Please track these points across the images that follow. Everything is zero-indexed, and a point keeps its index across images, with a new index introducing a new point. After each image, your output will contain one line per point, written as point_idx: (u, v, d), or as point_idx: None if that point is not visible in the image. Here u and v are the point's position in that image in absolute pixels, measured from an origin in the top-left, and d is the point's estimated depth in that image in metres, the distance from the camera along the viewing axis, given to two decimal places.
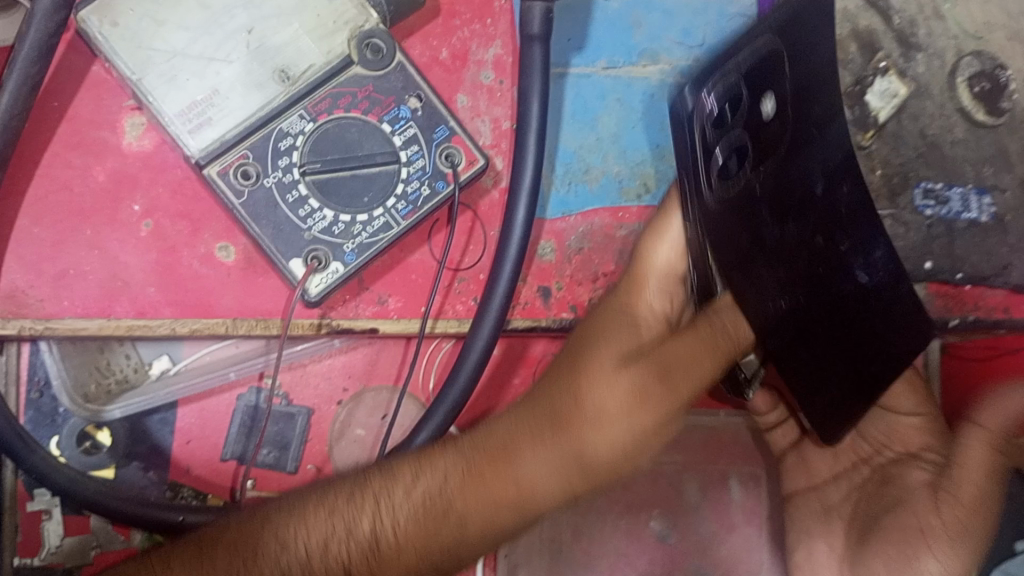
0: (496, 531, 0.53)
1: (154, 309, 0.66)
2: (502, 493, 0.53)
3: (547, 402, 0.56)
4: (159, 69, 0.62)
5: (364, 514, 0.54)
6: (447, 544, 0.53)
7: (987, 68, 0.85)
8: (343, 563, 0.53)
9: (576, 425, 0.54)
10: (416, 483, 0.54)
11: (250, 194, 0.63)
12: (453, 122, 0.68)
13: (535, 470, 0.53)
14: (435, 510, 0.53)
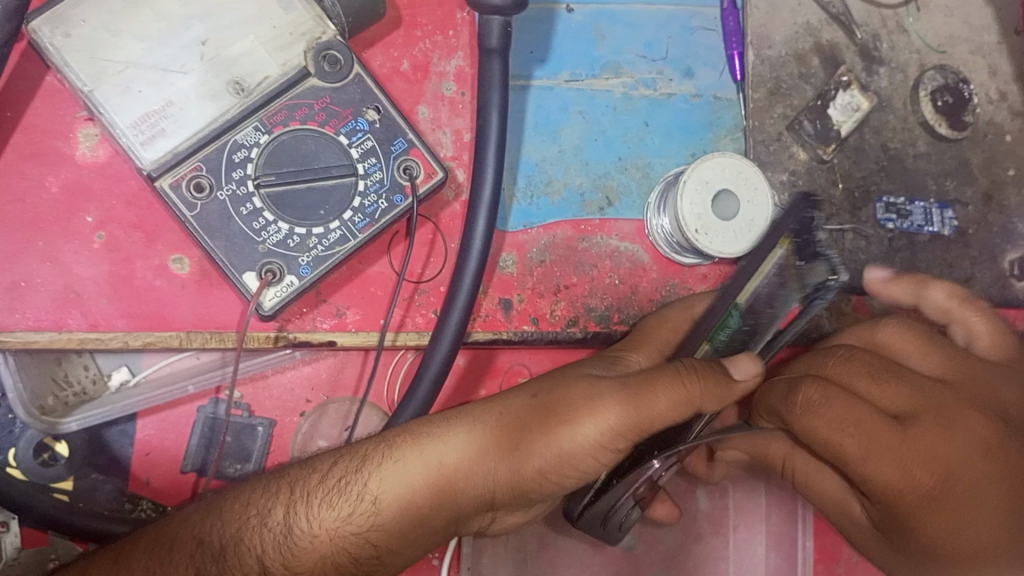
0: (418, 522, 0.57)
1: (107, 321, 0.65)
2: (422, 474, 0.57)
3: (513, 417, 0.59)
4: (113, 81, 0.62)
5: (276, 505, 0.56)
6: (367, 533, 0.56)
7: (950, 82, 0.85)
8: (257, 559, 0.55)
9: (528, 422, 0.58)
10: (336, 471, 0.57)
11: (203, 207, 0.63)
12: (412, 135, 0.67)
13: (465, 453, 0.57)
14: (357, 495, 0.56)
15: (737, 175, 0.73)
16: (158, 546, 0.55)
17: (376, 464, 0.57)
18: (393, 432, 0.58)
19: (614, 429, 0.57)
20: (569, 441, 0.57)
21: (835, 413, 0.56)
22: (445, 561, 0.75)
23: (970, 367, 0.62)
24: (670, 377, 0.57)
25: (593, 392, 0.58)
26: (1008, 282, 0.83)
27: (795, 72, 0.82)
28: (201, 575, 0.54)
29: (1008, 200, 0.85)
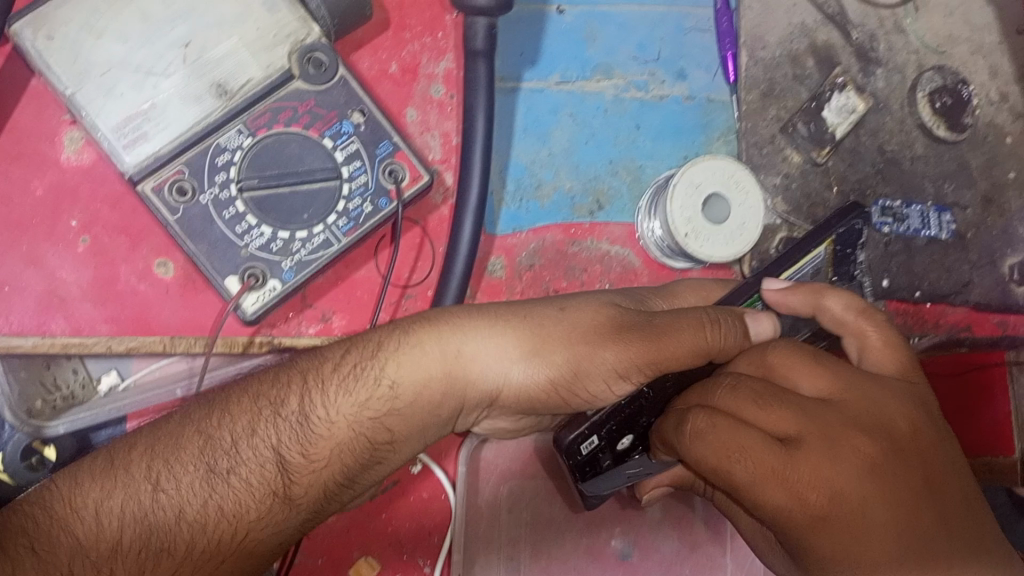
0: (429, 410, 0.56)
1: (91, 325, 0.65)
2: (440, 370, 0.55)
3: (518, 328, 0.56)
4: (94, 82, 0.61)
5: (290, 395, 0.54)
6: (382, 417, 0.54)
7: (948, 83, 0.84)
8: (270, 447, 0.52)
9: (531, 340, 0.56)
10: (341, 362, 0.55)
11: (185, 210, 0.62)
12: (397, 138, 0.67)
13: (492, 362, 0.56)
14: (365, 381, 0.54)
15: (729, 179, 0.72)
16: (166, 438, 0.52)
17: (392, 352, 0.55)
18: (411, 326, 0.56)
19: (620, 364, 0.55)
20: (588, 365, 0.56)
21: (725, 443, 0.50)
22: (436, 568, 0.79)
23: (859, 387, 0.53)
24: (687, 326, 0.55)
25: (612, 323, 0.56)
26: (1007, 287, 0.82)
27: (790, 73, 0.81)
28: (213, 472, 0.51)
29: (1009, 203, 0.84)
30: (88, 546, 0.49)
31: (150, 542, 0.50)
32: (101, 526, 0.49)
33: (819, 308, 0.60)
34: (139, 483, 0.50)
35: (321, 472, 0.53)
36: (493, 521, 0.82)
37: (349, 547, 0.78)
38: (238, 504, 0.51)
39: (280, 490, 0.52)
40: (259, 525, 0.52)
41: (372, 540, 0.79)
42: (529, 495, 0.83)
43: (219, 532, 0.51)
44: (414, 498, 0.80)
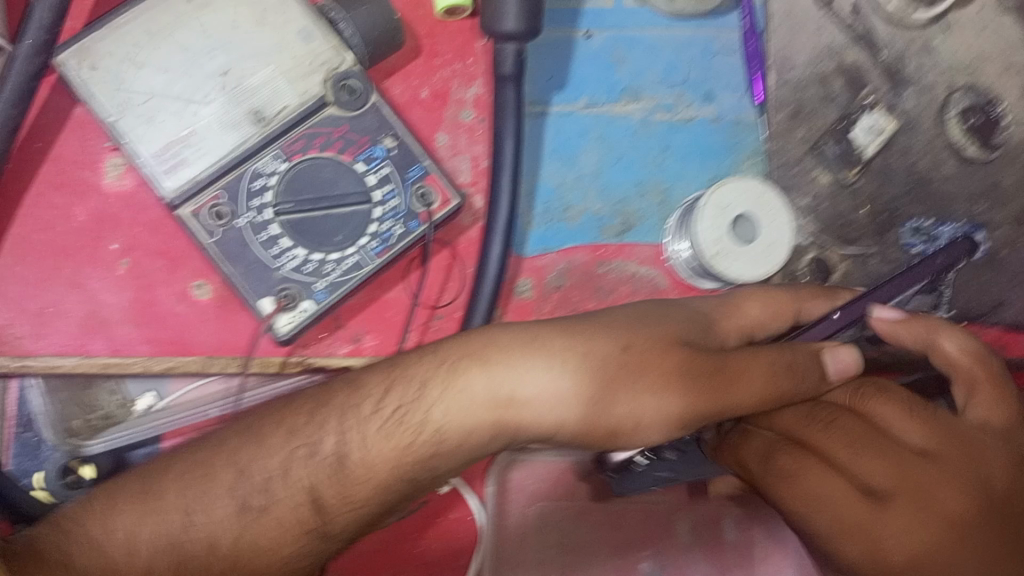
0: (477, 441, 0.55)
1: (130, 346, 0.67)
2: (487, 414, 0.54)
3: (578, 357, 0.54)
4: (136, 112, 0.63)
5: (329, 427, 0.56)
6: (424, 458, 0.55)
7: (980, 102, 0.83)
8: (305, 483, 0.55)
9: (589, 373, 0.54)
10: (387, 390, 0.56)
11: (223, 234, 0.64)
12: (428, 161, 0.67)
13: (546, 399, 0.54)
14: (410, 421, 0.55)
15: (758, 200, 0.73)
16: (196, 474, 0.55)
17: (443, 392, 0.55)
18: (444, 350, 0.56)
19: (684, 413, 0.54)
20: (617, 410, 0.54)
21: (803, 487, 0.56)
22: None
23: (952, 440, 0.56)
24: (760, 369, 0.55)
25: (681, 366, 0.54)
26: None
27: (818, 94, 0.81)
28: (245, 507, 0.55)
29: None
30: (121, 571, 0.54)
31: (182, 568, 0.54)
32: (134, 554, 0.54)
33: (932, 348, 0.61)
34: (172, 511, 0.54)
35: (357, 506, 0.55)
36: (523, 543, 0.82)
37: (377, 567, 0.79)
38: (269, 537, 0.55)
39: (316, 526, 0.56)
40: (297, 555, 0.56)
41: (402, 560, 0.80)
42: (559, 516, 0.83)
43: (257, 562, 0.55)
44: (444, 517, 0.81)
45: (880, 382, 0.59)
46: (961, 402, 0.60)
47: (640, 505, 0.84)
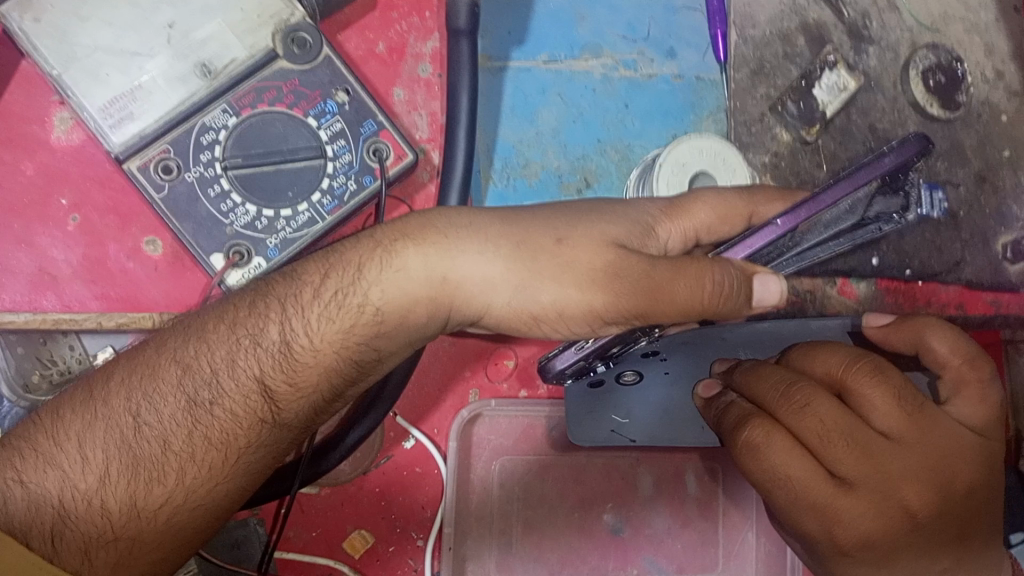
0: (408, 321, 0.56)
1: (81, 303, 0.66)
2: (426, 285, 0.55)
3: (511, 236, 0.56)
4: (81, 64, 0.62)
5: (270, 323, 0.56)
6: (363, 337, 0.56)
7: (942, 61, 0.83)
8: (254, 377, 0.55)
9: (514, 256, 0.55)
10: (320, 289, 0.56)
11: (171, 189, 0.63)
12: (381, 117, 0.67)
13: (472, 271, 0.55)
14: (348, 307, 0.55)
15: (717, 157, 0.73)
16: (143, 373, 0.55)
17: (375, 271, 0.56)
18: (382, 232, 0.57)
19: (606, 312, 0.55)
20: (552, 295, 0.55)
21: (775, 462, 0.59)
22: (430, 540, 0.80)
23: (927, 435, 0.60)
24: (685, 280, 0.54)
25: (611, 265, 0.54)
26: (1000, 265, 0.83)
27: (780, 52, 0.81)
28: (195, 402, 0.55)
29: (1003, 181, 0.83)
30: (76, 477, 0.52)
31: (139, 470, 0.54)
32: (87, 459, 0.53)
33: (921, 345, 0.67)
34: (120, 413, 0.54)
35: (305, 394, 0.56)
36: (486, 497, 0.83)
37: (341, 523, 0.80)
38: (223, 430, 0.55)
39: (267, 415, 0.56)
40: (249, 451, 0.56)
41: (365, 516, 0.80)
42: (521, 472, 0.84)
43: (210, 458, 0.55)
44: (407, 473, 0.81)
45: (872, 363, 0.61)
46: (946, 395, 0.66)
47: (603, 460, 0.85)
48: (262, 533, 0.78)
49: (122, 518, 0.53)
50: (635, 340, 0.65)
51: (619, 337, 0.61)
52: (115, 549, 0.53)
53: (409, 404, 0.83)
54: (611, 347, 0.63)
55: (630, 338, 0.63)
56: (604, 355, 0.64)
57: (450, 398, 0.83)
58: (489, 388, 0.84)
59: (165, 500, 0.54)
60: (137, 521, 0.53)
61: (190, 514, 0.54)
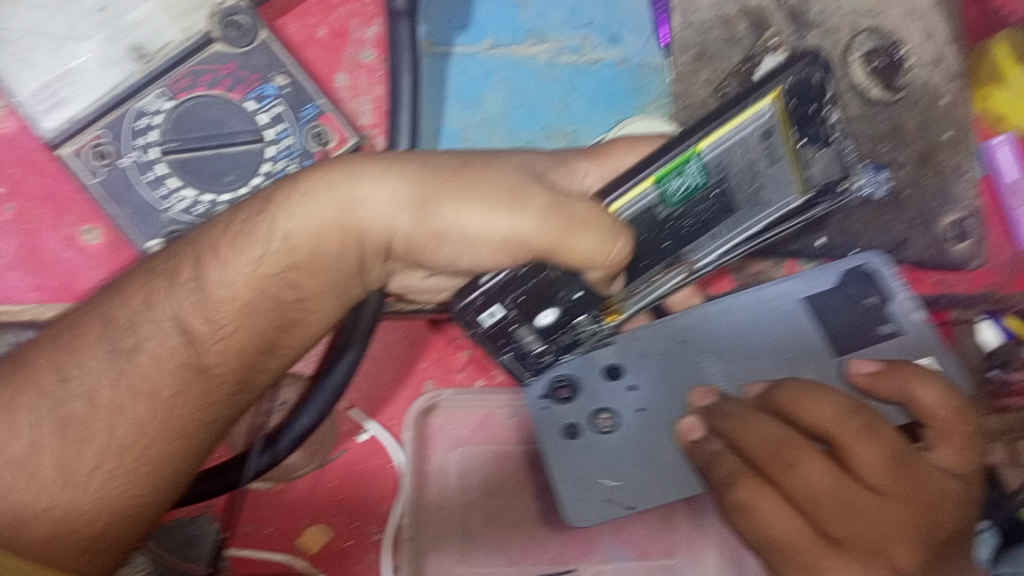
0: (322, 255, 0.59)
1: (18, 293, 0.66)
2: (335, 217, 0.59)
3: (416, 173, 0.60)
4: (12, 50, 0.62)
5: (187, 264, 0.59)
6: (280, 270, 0.59)
7: (882, 44, 0.84)
8: (173, 321, 0.58)
9: (425, 189, 0.60)
10: (233, 238, 0.59)
11: (107, 174, 0.64)
12: (322, 100, 0.67)
13: (380, 202, 0.59)
14: (267, 244, 0.59)
15: None
16: (69, 339, 0.58)
17: (285, 207, 0.59)
18: (303, 177, 0.60)
19: (508, 236, 0.59)
20: (449, 220, 0.59)
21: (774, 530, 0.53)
22: (387, 533, 0.79)
23: (922, 493, 0.55)
24: (588, 239, 0.58)
25: (511, 191, 0.60)
26: (943, 245, 0.84)
27: (721, 37, 0.79)
28: (118, 354, 0.58)
29: (943, 163, 0.83)
30: (8, 445, 0.55)
31: (67, 431, 0.56)
32: (17, 426, 0.55)
33: (904, 395, 0.65)
34: (47, 375, 0.57)
35: (228, 334, 0.59)
36: (442, 489, 0.81)
37: (297, 517, 0.79)
38: (149, 380, 0.57)
39: (189, 361, 0.58)
40: (178, 403, 0.58)
41: (321, 509, 0.79)
42: (477, 461, 0.82)
43: (137, 414, 0.57)
44: (363, 466, 0.81)
45: (865, 417, 0.58)
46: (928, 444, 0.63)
47: None
48: (214, 529, 0.76)
49: (55, 485, 0.55)
50: (560, 307, 0.66)
51: (534, 287, 0.63)
52: (49, 519, 0.54)
53: (362, 395, 0.82)
54: (530, 305, 0.64)
55: (553, 297, 0.64)
56: (531, 321, 0.65)
57: (405, 388, 0.83)
58: (445, 377, 0.84)
59: (97, 461, 0.56)
60: (69, 489, 0.55)
61: (122, 477, 0.56)
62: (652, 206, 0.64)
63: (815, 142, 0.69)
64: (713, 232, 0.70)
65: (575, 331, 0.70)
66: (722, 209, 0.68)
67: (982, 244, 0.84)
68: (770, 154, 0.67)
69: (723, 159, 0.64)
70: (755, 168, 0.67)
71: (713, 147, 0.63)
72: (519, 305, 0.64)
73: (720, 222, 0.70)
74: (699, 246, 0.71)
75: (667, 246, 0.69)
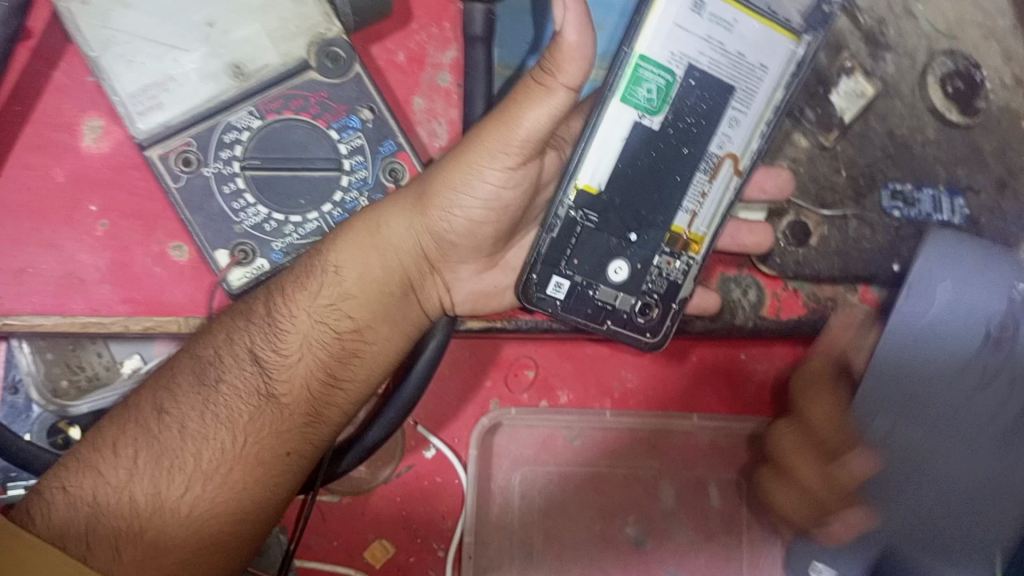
0: (377, 290, 0.68)
1: (108, 306, 0.68)
2: (369, 243, 0.67)
3: (413, 182, 0.68)
4: (120, 50, 0.65)
5: (257, 304, 0.66)
6: (338, 299, 0.67)
7: (961, 67, 0.82)
8: (246, 353, 0.65)
9: (411, 194, 0.67)
10: (293, 280, 0.66)
11: (188, 180, 0.66)
12: (402, 138, 0.70)
13: (398, 222, 0.67)
14: (321, 276, 0.66)
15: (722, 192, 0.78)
16: (165, 380, 0.64)
17: (331, 244, 0.67)
18: (337, 229, 0.67)
19: (511, 166, 0.64)
20: (448, 186, 0.65)
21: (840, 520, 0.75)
22: (450, 551, 0.79)
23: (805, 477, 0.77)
24: (528, 105, 0.61)
25: (467, 143, 0.64)
26: None
27: None
28: (205, 385, 0.64)
29: (1023, 187, 0.82)
30: (108, 474, 0.60)
31: (161, 461, 0.61)
32: (118, 457, 0.61)
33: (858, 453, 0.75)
34: (147, 413, 0.63)
35: (294, 365, 0.66)
36: (507, 506, 0.83)
37: (363, 531, 0.79)
38: (229, 409, 0.64)
39: (262, 390, 0.65)
40: (253, 430, 0.64)
41: (386, 525, 0.80)
42: (543, 480, 0.84)
43: (220, 440, 0.63)
44: (428, 483, 0.81)
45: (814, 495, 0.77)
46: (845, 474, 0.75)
47: (625, 469, 0.85)
48: (283, 541, 0.77)
49: (148, 509, 0.60)
50: (629, 257, 0.71)
51: (581, 242, 0.70)
52: (142, 545, 0.59)
53: (428, 412, 0.82)
54: (591, 264, 0.71)
55: (600, 239, 0.70)
56: (603, 279, 0.71)
57: (469, 406, 0.83)
58: (509, 397, 0.83)
59: (185, 490, 0.61)
60: (160, 513, 0.60)
61: (208, 501, 0.62)
62: (633, 120, 0.67)
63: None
64: (734, 118, 0.69)
65: (662, 274, 0.73)
66: (719, 92, 0.68)
67: None
68: (721, 20, 0.67)
69: (676, 49, 0.66)
70: (713, 41, 0.67)
71: (651, 45, 0.66)
72: (578, 266, 0.71)
73: (727, 107, 0.69)
74: (723, 138, 0.70)
75: (690, 154, 0.69)
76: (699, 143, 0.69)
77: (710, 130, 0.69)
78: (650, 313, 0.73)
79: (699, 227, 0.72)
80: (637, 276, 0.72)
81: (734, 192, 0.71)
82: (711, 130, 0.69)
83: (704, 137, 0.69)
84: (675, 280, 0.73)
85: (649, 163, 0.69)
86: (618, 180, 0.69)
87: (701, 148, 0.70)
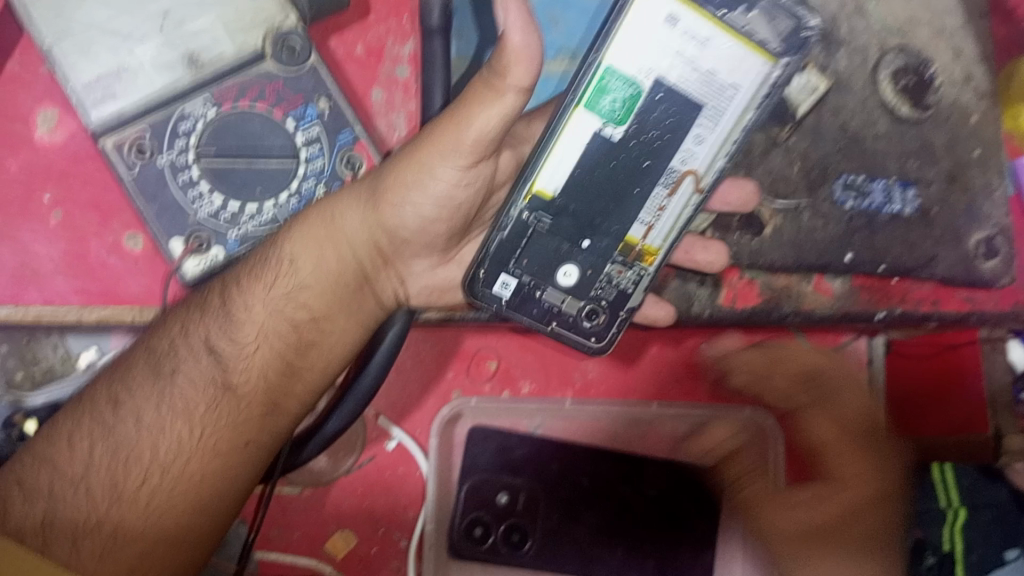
0: (333, 283, 0.69)
1: (62, 297, 0.68)
2: (323, 236, 0.67)
3: (369, 174, 0.68)
4: (74, 39, 0.64)
5: (212, 295, 0.66)
6: (294, 290, 0.68)
7: (912, 62, 0.83)
8: (202, 343, 0.66)
9: (366, 187, 0.67)
10: (248, 272, 0.66)
11: (142, 169, 0.66)
12: (359, 128, 0.70)
13: (353, 216, 0.67)
14: (276, 267, 0.67)
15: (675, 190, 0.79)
16: (121, 371, 0.65)
17: (285, 235, 0.67)
18: (292, 221, 0.67)
19: (462, 166, 0.65)
20: (400, 185, 0.65)
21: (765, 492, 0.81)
22: (412, 542, 0.80)
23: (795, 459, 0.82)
24: (476, 108, 0.61)
25: (420, 140, 0.65)
26: (973, 262, 0.83)
27: None
28: (160, 375, 0.64)
29: (972, 180, 0.84)
30: (65, 467, 0.61)
31: (118, 453, 0.62)
32: (74, 451, 0.62)
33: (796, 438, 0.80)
34: (102, 406, 0.63)
35: (250, 354, 0.67)
36: None
37: (325, 523, 0.80)
38: (185, 398, 0.64)
39: (218, 380, 0.65)
40: (211, 420, 0.64)
41: (348, 516, 0.80)
42: None
43: (177, 431, 0.63)
44: (389, 474, 0.81)
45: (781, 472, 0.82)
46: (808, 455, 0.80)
47: None
48: (243, 533, 0.77)
49: (107, 503, 0.61)
50: (579, 262, 0.73)
51: (532, 243, 0.71)
52: (101, 537, 0.60)
53: (389, 403, 0.82)
54: (539, 264, 0.72)
55: (552, 242, 0.72)
56: (552, 282, 0.72)
57: (431, 398, 0.83)
58: (471, 388, 0.84)
59: (142, 482, 0.62)
60: (118, 507, 0.61)
61: (166, 492, 0.62)
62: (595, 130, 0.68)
63: (740, 7, 0.64)
64: (700, 133, 0.69)
65: (612, 282, 0.73)
66: (687, 107, 0.68)
67: (1009, 261, 0.84)
68: (695, 37, 0.65)
69: (645, 62, 0.66)
70: (686, 57, 0.66)
71: (619, 57, 0.65)
72: (528, 266, 0.72)
73: (694, 121, 0.69)
74: (686, 153, 0.70)
75: (651, 166, 0.70)
76: (661, 156, 0.70)
77: (675, 143, 0.69)
78: (597, 316, 0.74)
79: (654, 238, 0.72)
80: (586, 277, 0.73)
81: (694, 205, 0.71)
82: (676, 143, 0.69)
83: (668, 150, 0.69)
84: (624, 288, 0.73)
85: (606, 173, 0.70)
86: (573, 187, 0.70)
87: (664, 160, 0.70)
